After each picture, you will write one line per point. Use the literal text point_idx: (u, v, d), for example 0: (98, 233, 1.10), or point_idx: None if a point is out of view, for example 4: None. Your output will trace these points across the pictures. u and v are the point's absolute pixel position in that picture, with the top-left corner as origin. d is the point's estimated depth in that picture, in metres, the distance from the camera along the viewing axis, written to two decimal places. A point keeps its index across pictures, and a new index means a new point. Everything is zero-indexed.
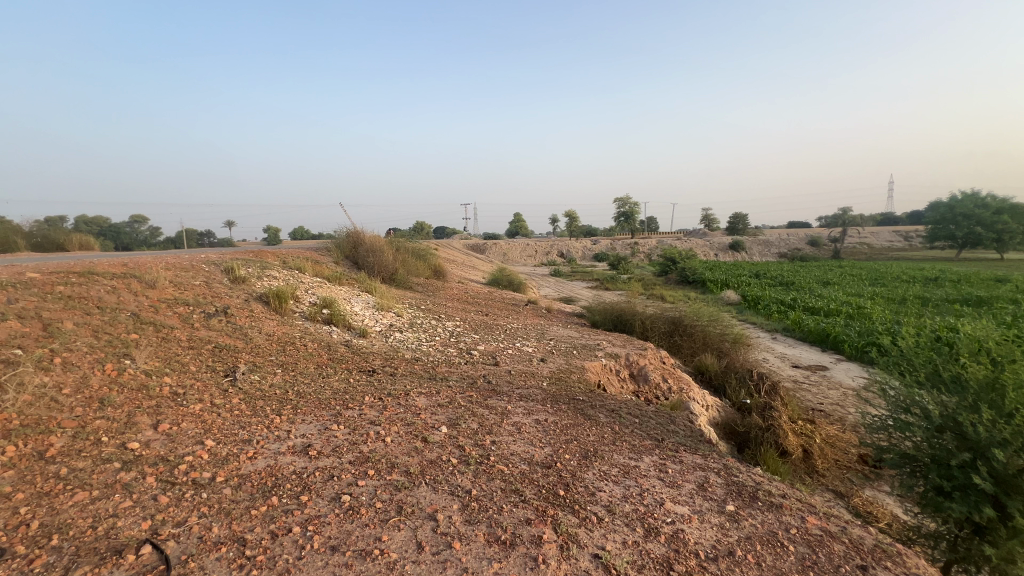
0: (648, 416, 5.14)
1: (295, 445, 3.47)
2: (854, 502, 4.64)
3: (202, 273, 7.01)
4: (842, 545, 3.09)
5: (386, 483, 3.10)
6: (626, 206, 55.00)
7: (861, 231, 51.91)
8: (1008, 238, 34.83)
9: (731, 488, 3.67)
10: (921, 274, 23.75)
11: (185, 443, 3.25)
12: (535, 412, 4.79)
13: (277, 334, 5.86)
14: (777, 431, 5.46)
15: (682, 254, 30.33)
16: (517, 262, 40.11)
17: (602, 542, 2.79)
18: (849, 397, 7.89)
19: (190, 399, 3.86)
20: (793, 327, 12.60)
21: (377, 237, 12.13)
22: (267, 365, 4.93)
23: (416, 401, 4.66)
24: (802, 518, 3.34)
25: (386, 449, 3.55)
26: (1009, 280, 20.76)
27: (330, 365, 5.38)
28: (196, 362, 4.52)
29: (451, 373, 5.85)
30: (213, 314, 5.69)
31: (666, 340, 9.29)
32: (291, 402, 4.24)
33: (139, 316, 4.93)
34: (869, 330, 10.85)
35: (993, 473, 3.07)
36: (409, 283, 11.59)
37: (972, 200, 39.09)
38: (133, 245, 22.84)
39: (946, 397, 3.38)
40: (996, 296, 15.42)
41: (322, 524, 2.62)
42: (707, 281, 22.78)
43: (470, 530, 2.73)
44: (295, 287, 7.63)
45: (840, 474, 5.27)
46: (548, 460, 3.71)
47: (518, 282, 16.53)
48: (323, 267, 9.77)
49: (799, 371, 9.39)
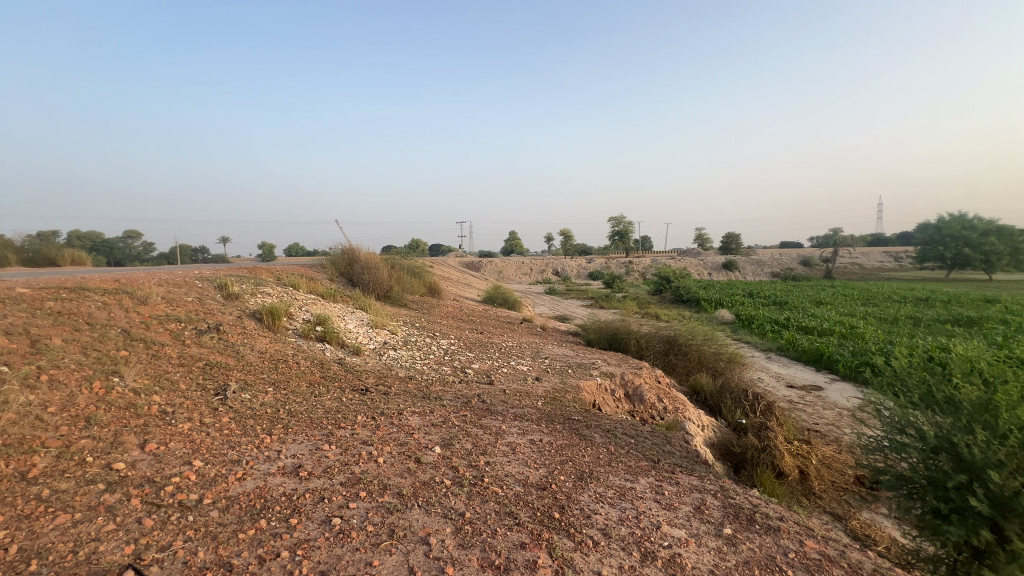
0: (643, 437, 5.10)
1: (285, 466, 3.40)
2: (852, 524, 4.61)
3: (196, 289, 6.97)
4: (841, 570, 3.05)
5: (378, 506, 3.04)
6: (620, 226, 55.55)
7: (853, 252, 52.56)
8: (996, 260, 35.45)
9: (728, 510, 3.63)
10: (912, 295, 23.99)
11: (173, 463, 3.18)
12: (530, 432, 4.74)
13: (270, 351, 5.80)
14: (774, 452, 5.40)
15: (676, 274, 30.58)
16: (512, 281, 40.01)
17: (599, 566, 2.74)
18: (844, 417, 7.87)
19: (178, 418, 3.80)
20: (787, 346, 12.61)
21: (373, 255, 12.14)
22: (258, 384, 4.86)
23: (410, 421, 4.60)
24: (801, 542, 3.29)
25: (378, 470, 3.49)
26: (998, 301, 21.13)
27: (322, 384, 5.30)
28: (186, 381, 4.46)
29: (446, 392, 5.77)
30: (205, 331, 5.64)
31: (661, 359, 9.23)
32: (282, 421, 4.17)
33: (129, 333, 4.86)
34: (862, 349, 10.91)
35: (989, 495, 3.05)
36: (403, 301, 11.53)
37: (959, 222, 39.71)
38: (125, 261, 22.75)
39: (940, 418, 3.38)
40: (986, 317, 15.61)
41: (312, 549, 2.55)
42: (701, 300, 22.93)
43: (464, 555, 2.67)
44: (288, 303, 7.60)
45: (837, 496, 5.23)
46: (543, 482, 3.66)
47: (513, 301, 16.54)
48: (317, 284, 9.72)
49: (794, 391, 9.35)
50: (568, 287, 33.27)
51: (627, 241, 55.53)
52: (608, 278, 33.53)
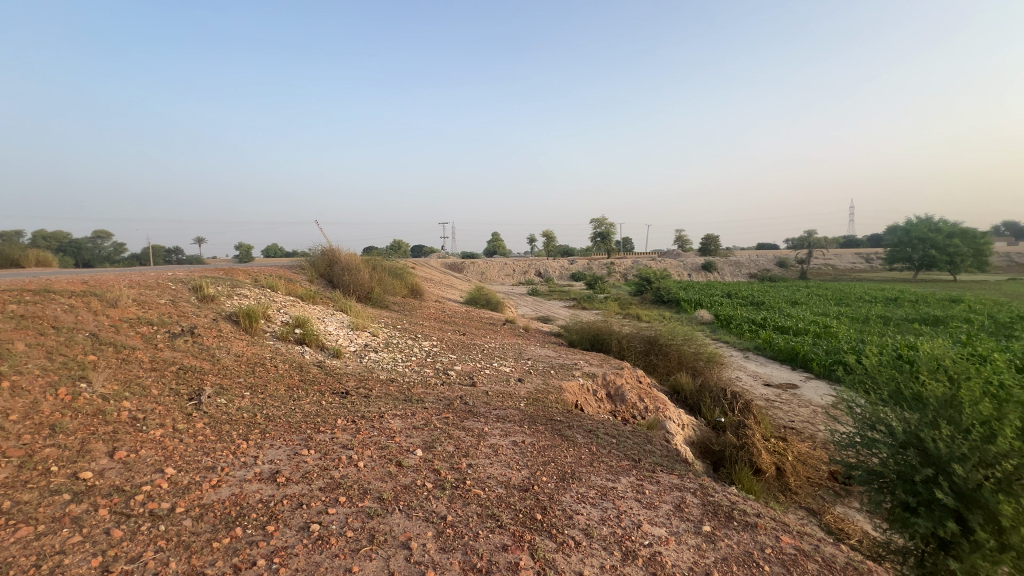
0: (625, 436, 5.14)
1: (262, 472, 3.32)
2: (826, 518, 4.75)
3: (169, 292, 6.77)
4: (816, 564, 3.11)
5: (358, 511, 2.99)
6: (601, 227, 56.10)
7: (826, 253, 54.11)
8: (960, 261, 37.05)
9: (707, 508, 3.68)
10: (882, 294, 24.78)
11: (144, 471, 3.08)
12: (513, 433, 4.74)
13: (247, 354, 5.67)
14: (751, 449, 5.50)
15: (657, 274, 31.02)
16: (495, 281, 40.04)
17: (580, 566, 2.75)
18: (819, 414, 8.10)
19: (150, 424, 3.68)
20: (764, 346, 12.91)
21: (354, 255, 11.99)
22: (234, 388, 4.74)
23: (391, 424, 4.55)
24: (777, 537, 3.36)
25: (359, 474, 3.45)
26: (962, 300, 22.02)
27: (301, 388, 5.20)
28: (158, 386, 4.32)
29: (428, 394, 5.73)
30: (179, 334, 5.49)
31: (643, 359, 9.34)
32: (259, 426, 4.08)
33: (97, 337, 4.69)
34: (835, 348, 11.24)
35: (954, 487, 3.16)
36: (385, 302, 11.42)
37: (925, 224, 41.21)
38: (95, 262, 22.11)
39: (908, 414, 3.50)
40: (951, 316, 16.23)
41: (289, 556, 2.50)
42: (681, 300, 23.34)
43: (445, 558, 2.65)
44: (266, 305, 7.44)
45: (812, 491, 5.37)
46: (525, 483, 3.66)
47: (495, 302, 16.53)
48: (295, 285, 9.54)
49: (771, 389, 9.59)
50: (550, 287, 34.15)
51: (609, 241, 56.07)
52: (591, 279, 33.81)
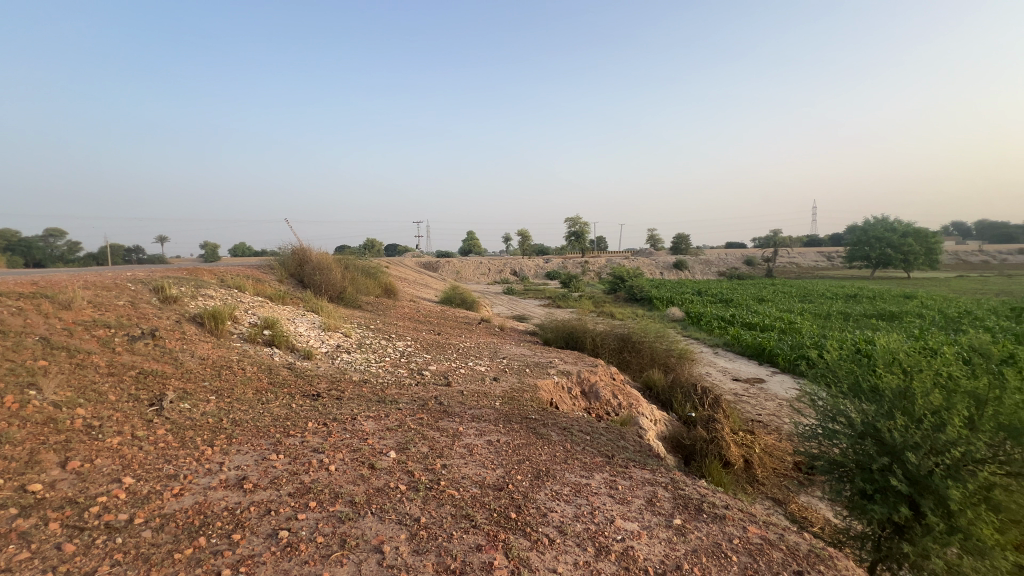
0: (598, 433, 5.21)
1: (228, 479, 3.21)
2: (791, 508, 4.94)
3: (128, 293, 6.47)
4: (780, 552, 3.22)
5: (329, 516, 2.93)
6: (575, 227, 56.54)
7: (791, 252, 56.00)
8: (913, 259, 38.96)
9: (678, 501, 3.77)
10: (842, 291, 25.85)
11: (99, 482, 2.94)
12: (488, 432, 4.73)
13: (212, 357, 5.48)
14: (720, 443, 5.67)
15: (629, 273, 31.51)
16: (470, 280, 39.86)
17: (554, 564, 2.77)
18: (784, 407, 8.40)
19: (106, 432, 3.51)
20: (733, 342, 13.29)
21: (325, 255, 11.74)
22: (198, 392, 4.57)
23: (364, 426, 4.47)
24: (744, 528, 3.46)
25: (330, 478, 3.37)
26: (914, 296, 23.20)
27: (270, 390, 5.06)
28: (116, 391, 4.12)
29: (402, 395, 5.66)
30: (139, 338, 5.25)
31: (616, 356, 9.47)
32: (225, 431, 3.95)
33: (49, 341, 4.45)
34: (799, 343, 11.67)
35: (907, 474, 3.33)
36: (358, 301, 11.21)
37: (882, 224, 43.20)
38: (47, 262, 20.91)
39: (866, 406, 3.68)
40: (906, 311, 17.07)
41: (256, 565, 2.42)
42: (653, 298, 23.79)
43: (418, 561, 2.62)
44: (233, 306, 7.20)
45: (778, 482, 5.56)
46: (499, 482, 3.66)
47: (471, 301, 16.47)
48: (263, 285, 9.27)
49: (739, 383, 9.89)
50: (524, 287, 33.43)
51: (583, 241, 56.52)
52: (565, 279, 33.92)
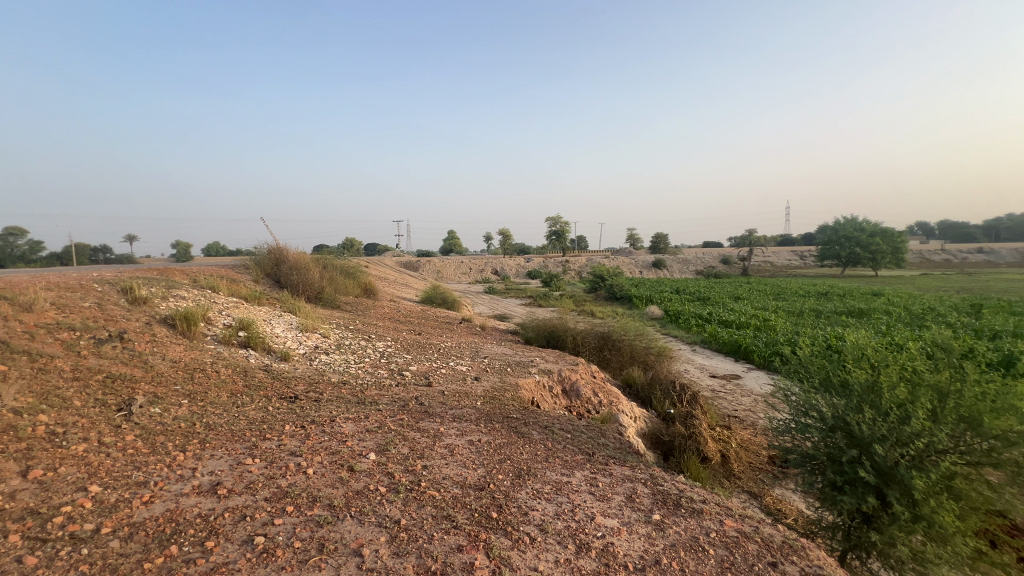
0: (579, 431, 5.25)
1: (201, 485, 3.13)
2: (765, 501, 5.08)
3: (94, 294, 6.23)
4: (755, 545, 3.29)
5: (307, 520, 2.88)
6: (556, 226, 56.82)
7: (765, 251, 57.33)
8: (880, 258, 40.35)
9: (657, 497, 3.82)
10: (813, 289, 26.62)
11: (63, 491, 2.82)
12: (469, 432, 4.72)
13: (185, 360, 5.32)
14: (699, 438, 5.78)
15: (609, 272, 31.80)
16: (451, 280, 39.67)
17: (535, 562, 2.78)
18: (759, 403, 8.61)
19: (71, 439, 3.37)
20: (710, 339, 13.55)
21: (303, 254, 11.52)
22: (170, 396, 4.43)
23: (343, 428, 4.40)
24: (721, 522, 3.53)
25: (308, 482, 3.32)
26: (882, 294, 24.05)
27: (245, 394, 4.94)
28: (81, 397, 3.97)
29: (382, 397, 5.60)
30: (106, 340, 5.06)
31: (597, 354, 9.55)
32: (198, 436, 3.84)
33: (9, 345, 4.26)
34: (774, 340, 11.98)
35: (875, 465, 3.45)
36: (337, 301, 11.04)
37: (851, 224, 44.60)
38: (6, 262, 20.00)
39: (836, 400, 3.80)
40: (874, 308, 17.69)
41: (230, 572, 2.37)
42: (633, 297, 24.10)
43: (399, 563, 2.60)
44: (206, 307, 7.01)
45: (753, 475, 5.70)
46: (481, 482, 3.65)
47: (452, 300, 16.39)
48: (238, 285, 9.04)
49: (716, 380, 10.09)
50: (505, 287, 32.77)
51: (564, 240, 56.68)
52: (547, 278, 33.90)
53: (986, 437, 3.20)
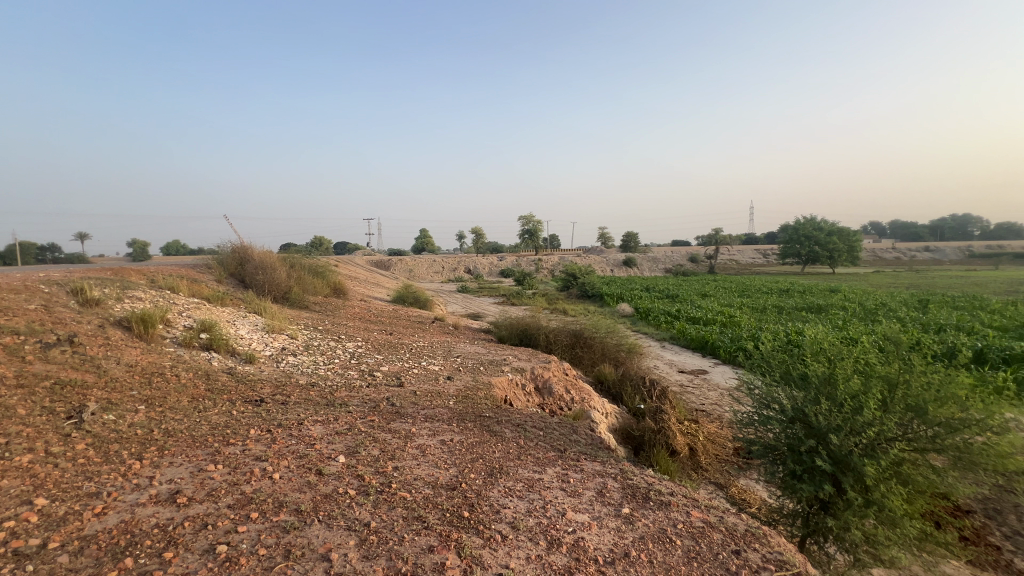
0: (551, 428, 5.29)
1: (159, 494, 3.00)
2: (731, 491, 5.26)
3: (40, 296, 5.87)
4: (720, 534, 3.40)
5: (272, 526, 2.80)
6: (528, 226, 56.98)
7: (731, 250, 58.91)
8: (837, 257, 42.26)
9: (626, 491, 3.90)
10: (776, 286, 27.54)
11: (5, 505, 2.65)
12: (442, 432, 4.69)
13: (141, 364, 5.08)
14: (667, 432, 5.92)
15: (582, 270, 32.12)
16: (423, 279, 39.29)
17: (506, 559, 2.79)
18: (725, 396, 8.89)
19: (14, 449, 3.17)
20: (679, 335, 13.89)
21: (268, 253, 11.18)
22: (125, 402, 4.23)
23: (311, 431, 4.30)
24: (687, 513, 3.63)
25: (274, 487, 3.22)
26: (837, 290, 25.18)
27: (207, 398, 4.76)
28: (26, 405, 3.74)
29: (352, 398, 5.50)
30: (55, 344, 4.79)
31: (569, 352, 9.65)
32: (155, 443, 3.67)
33: None
34: (738, 336, 12.37)
35: (830, 454, 3.61)
36: (304, 301, 10.77)
37: (810, 224, 46.46)
38: None
39: (796, 392, 3.95)
40: (830, 304, 18.50)
41: None
42: (604, 295, 24.47)
43: (368, 566, 2.56)
44: (165, 309, 6.71)
45: (719, 467, 5.88)
46: (453, 482, 3.63)
47: (425, 300, 16.23)
48: (199, 286, 8.70)
49: (684, 375, 10.37)
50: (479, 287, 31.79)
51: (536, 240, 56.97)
52: (520, 278, 33.88)
53: (932, 424, 3.41)
